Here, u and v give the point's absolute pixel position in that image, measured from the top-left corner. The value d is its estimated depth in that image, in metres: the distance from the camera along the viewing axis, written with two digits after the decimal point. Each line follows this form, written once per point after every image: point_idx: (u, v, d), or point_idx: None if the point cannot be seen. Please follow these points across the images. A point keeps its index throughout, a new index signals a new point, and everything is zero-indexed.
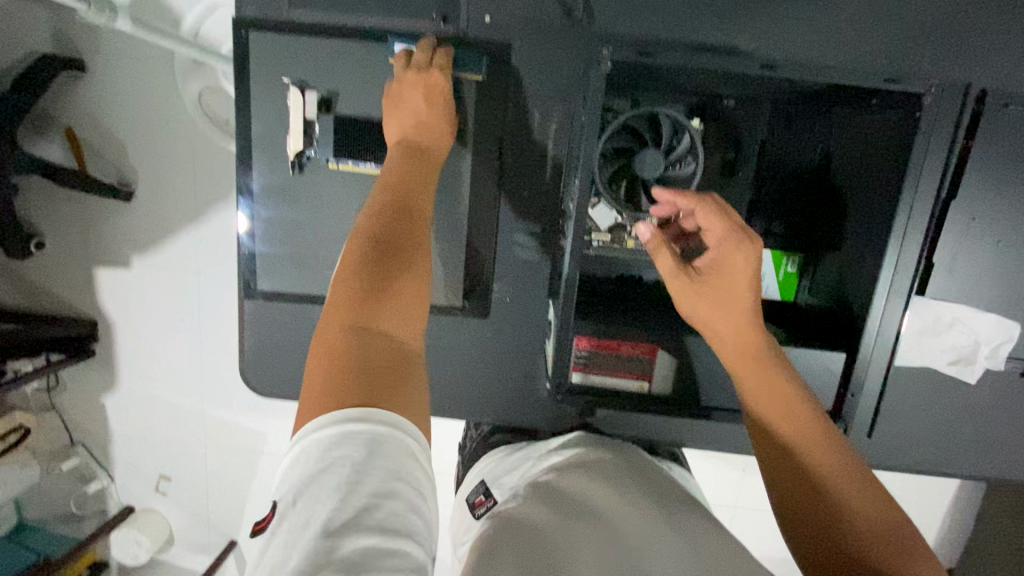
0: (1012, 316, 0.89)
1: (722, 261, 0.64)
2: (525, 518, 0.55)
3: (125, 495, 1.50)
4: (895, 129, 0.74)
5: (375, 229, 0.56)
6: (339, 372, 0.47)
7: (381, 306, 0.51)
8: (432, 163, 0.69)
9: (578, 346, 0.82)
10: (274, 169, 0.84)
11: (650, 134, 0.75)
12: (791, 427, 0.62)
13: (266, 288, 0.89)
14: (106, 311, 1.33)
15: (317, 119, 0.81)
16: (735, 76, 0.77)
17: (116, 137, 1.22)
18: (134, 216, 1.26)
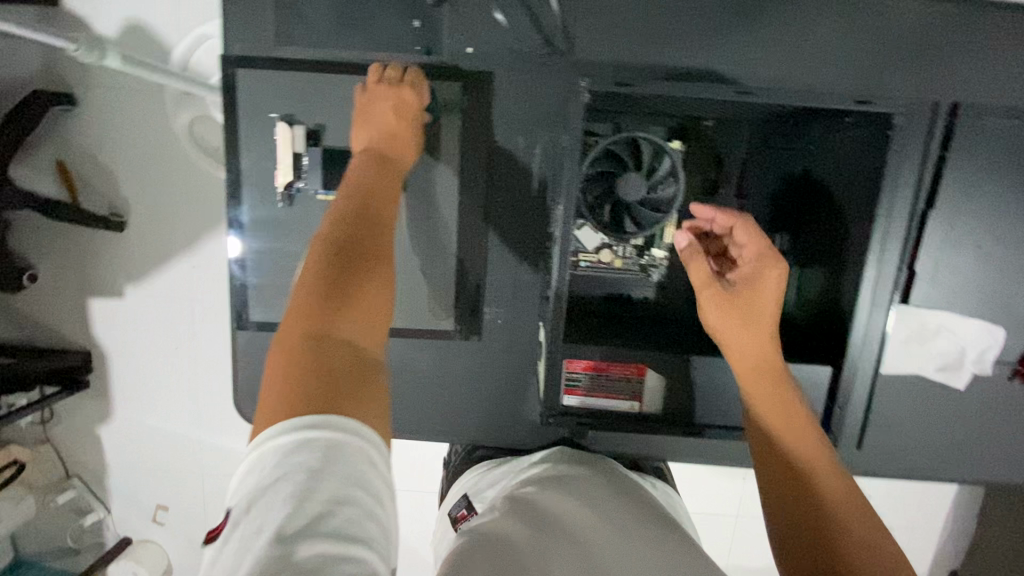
0: (996, 321, 0.90)
1: (757, 277, 0.68)
2: (502, 534, 0.56)
3: (123, 527, 1.48)
4: (869, 146, 0.76)
5: (333, 241, 0.57)
6: (296, 378, 0.46)
7: (333, 308, 0.51)
8: (395, 172, 0.71)
9: (571, 369, 0.82)
10: (264, 201, 0.85)
11: (631, 159, 0.76)
12: (798, 440, 0.64)
13: (258, 317, 0.89)
14: (100, 342, 1.33)
15: (305, 152, 0.82)
16: (710, 102, 0.78)
17: (107, 169, 1.23)
18: (127, 247, 1.27)
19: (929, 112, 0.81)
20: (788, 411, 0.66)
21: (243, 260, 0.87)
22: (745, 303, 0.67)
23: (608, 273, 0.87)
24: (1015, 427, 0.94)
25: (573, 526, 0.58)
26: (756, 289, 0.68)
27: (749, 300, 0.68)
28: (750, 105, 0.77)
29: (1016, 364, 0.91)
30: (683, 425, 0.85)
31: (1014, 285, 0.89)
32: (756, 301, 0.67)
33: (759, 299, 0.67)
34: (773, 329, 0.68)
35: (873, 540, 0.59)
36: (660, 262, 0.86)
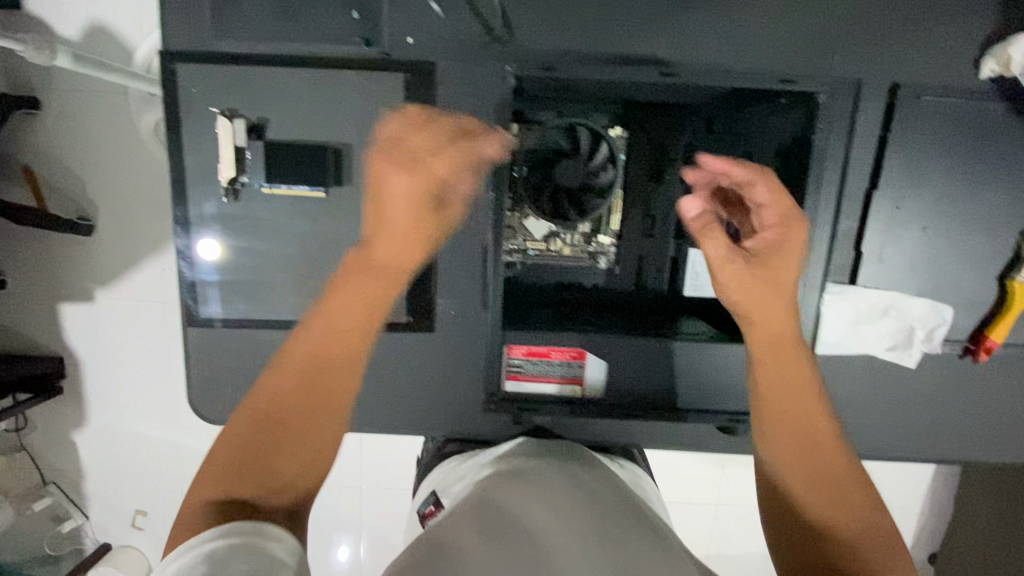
0: (944, 299, 0.91)
1: (781, 239, 0.67)
2: (452, 540, 0.55)
3: (102, 533, 1.46)
4: (800, 125, 0.84)
5: (266, 394, 0.63)
6: (222, 499, 0.58)
7: (240, 476, 0.60)
8: (387, 275, 0.68)
9: (510, 354, 0.87)
10: (210, 197, 0.85)
11: (569, 146, 0.82)
12: (813, 425, 0.65)
13: (208, 314, 0.90)
14: (72, 347, 1.31)
15: (247, 145, 0.82)
16: (644, 87, 0.83)
17: (72, 171, 1.22)
18: (94, 249, 1.25)
19: (852, 95, 0.82)
20: (803, 399, 0.66)
21: (189, 256, 0.87)
22: (777, 271, 0.67)
23: (556, 260, 0.89)
24: (968, 404, 0.95)
25: (525, 525, 0.57)
26: (790, 251, 0.67)
27: (779, 269, 0.67)
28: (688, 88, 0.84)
29: (967, 343, 0.92)
30: (626, 410, 0.87)
31: (961, 264, 0.89)
32: (788, 266, 0.67)
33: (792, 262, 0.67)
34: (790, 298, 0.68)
35: (874, 532, 0.62)
36: (608, 249, 0.89)
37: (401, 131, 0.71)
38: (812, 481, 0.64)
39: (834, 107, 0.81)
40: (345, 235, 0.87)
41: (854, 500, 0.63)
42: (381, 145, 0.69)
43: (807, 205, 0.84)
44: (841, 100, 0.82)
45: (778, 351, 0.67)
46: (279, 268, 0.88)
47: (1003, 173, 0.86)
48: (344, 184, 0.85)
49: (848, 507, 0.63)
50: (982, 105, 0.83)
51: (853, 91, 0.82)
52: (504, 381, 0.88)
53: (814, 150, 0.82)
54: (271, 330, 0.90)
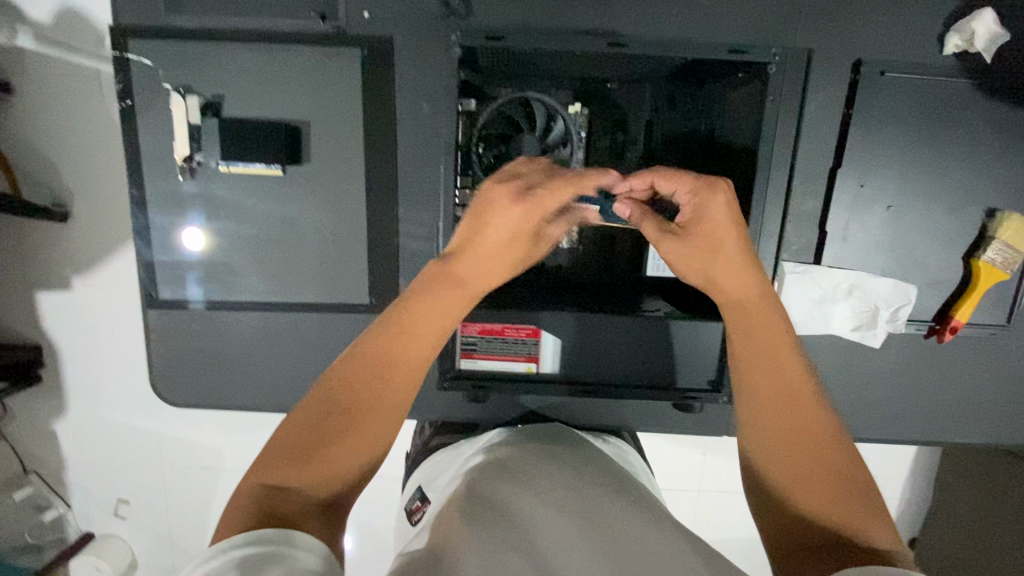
0: (910, 278, 0.90)
1: (701, 210, 0.65)
2: (447, 545, 0.52)
3: (84, 521, 1.35)
4: (755, 97, 0.82)
5: (341, 374, 0.57)
6: (275, 488, 0.52)
7: (305, 458, 0.54)
8: (459, 299, 0.62)
9: (463, 332, 0.86)
10: (165, 177, 0.85)
11: (525, 121, 0.83)
12: (784, 392, 0.59)
13: (165, 296, 0.89)
14: (54, 336, 1.21)
15: (201, 123, 0.81)
16: (598, 63, 0.84)
17: (39, 151, 1.12)
18: (69, 237, 1.16)
19: (802, 63, 0.81)
20: (773, 362, 0.60)
21: (146, 236, 0.86)
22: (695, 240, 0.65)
23: None
24: (934, 383, 0.95)
25: (517, 510, 0.55)
26: (713, 219, 0.64)
27: (696, 236, 0.65)
28: (644, 59, 0.82)
29: (933, 323, 0.91)
30: (581, 386, 0.88)
31: (927, 243, 0.88)
32: (713, 233, 0.64)
33: (715, 229, 0.64)
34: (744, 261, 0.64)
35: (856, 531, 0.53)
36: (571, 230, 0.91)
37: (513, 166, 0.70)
38: (778, 464, 0.58)
39: (786, 80, 0.81)
40: (305, 215, 0.86)
41: (836, 494, 0.55)
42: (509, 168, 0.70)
43: (756, 182, 0.82)
44: (791, 73, 0.81)
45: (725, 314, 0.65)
46: (236, 247, 0.87)
47: (966, 151, 0.85)
48: (304, 164, 0.84)
49: (824, 500, 0.55)
50: (947, 82, 0.83)
51: (804, 60, 0.82)
52: (459, 358, 0.88)
53: (764, 130, 0.81)
54: (235, 312, 0.90)
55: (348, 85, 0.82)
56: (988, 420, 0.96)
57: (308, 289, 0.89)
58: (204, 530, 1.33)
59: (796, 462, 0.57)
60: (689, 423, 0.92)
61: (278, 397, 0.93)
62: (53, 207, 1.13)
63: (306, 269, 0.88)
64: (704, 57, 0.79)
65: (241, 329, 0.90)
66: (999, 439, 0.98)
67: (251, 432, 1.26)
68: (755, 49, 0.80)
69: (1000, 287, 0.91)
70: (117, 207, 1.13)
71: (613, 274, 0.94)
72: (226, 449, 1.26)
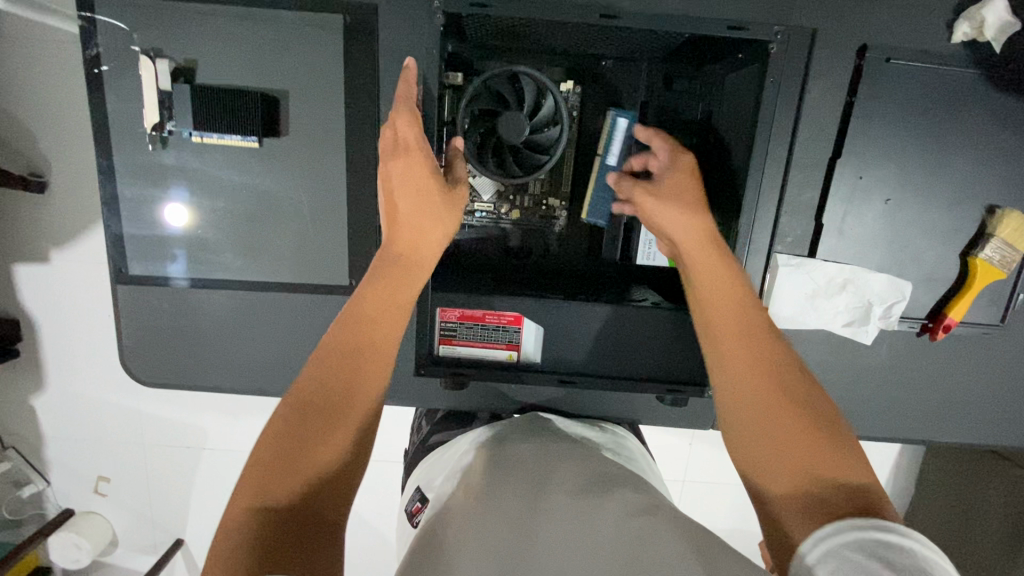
0: (905, 274, 0.87)
1: (674, 169, 0.74)
2: (444, 534, 0.55)
3: (63, 498, 1.31)
4: (753, 79, 0.80)
5: (309, 377, 0.57)
6: (256, 526, 0.49)
7: (280, 484, 0.51)
8: (406, 271, 0.66)
9: (442, 318, 0.83)
10: (135, 147, 0.81)
11: (513, 98, 0.78)
12: (747, 335, 0.64)
13: (136, 272, 0.85)
14: (28, 310, 1.15)
15: (172, 90, 0.77)
16: (590, 41, 0.82)
17: (15, 118, 1.05)
18: (39, 206, 1.09)
19: (807, 44, 0.78)
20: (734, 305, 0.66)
21: (115, 208, 0.83)
22: (670, 190, 0.73)
23: (506, 223, 0.89)
24: (925, 381, 0.93)
25: (508, 498, 0.58)
26: (682, 173, 0.74)
27: (671, 185, 0.73)
28: (641, 33, 0.78)
29: (926, 321, 0.89)
30: (564, 375, 0.86)
31: (924, 239, 0.86)
32: (684, 185, 0.73)
33: (687, 182, 0.73)
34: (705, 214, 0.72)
35: (834, 481, 0.54)
36: (559, 213, 0.89)
37: (409, 90, 0.73)
38: (752, 418, 0.59)
39: (789, 61, 0.78)
40: (284, 190, 0.83)
41: (811, 446, 0.56)
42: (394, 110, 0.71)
43: (753, 170, 0.81)
44: (794, 51, 0.78)
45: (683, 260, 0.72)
46: (210, 222, 0.84)
47: (970, 144, 0.82)
48: (281, 136, 0.80)
49: (799, 453, 0.56)
50: (953, 71, 0.80)
51: (809, 40, 0.78)
52: (438, 344, 0.86)
53: (760, 112, 0.78)
54: (209, 290, 0.86)
55: (328, 55, 0.77)
56: (977, 419, 0.95)
57: (285, 268, 0.86)
58: (186, 510, 1.30)
59: (766, 413, 0.59)
60: (675, 417, 0.90)
61: (253, 378, 0.90)
62: (27, 176, 1.06)
63: (283, 247, 0.85)
64: (702, 32, 0.76)
65: (215, 308, 0.87)
66: (986, 440, 0.96)
67: (232, 413, 1.23)
68: (757, 27, 0.77)
69: (996, 287, 0.89)
70: (92, 176, 1.08)
71: (600, 262, 0.91)
72: (209, 426, 1.23)
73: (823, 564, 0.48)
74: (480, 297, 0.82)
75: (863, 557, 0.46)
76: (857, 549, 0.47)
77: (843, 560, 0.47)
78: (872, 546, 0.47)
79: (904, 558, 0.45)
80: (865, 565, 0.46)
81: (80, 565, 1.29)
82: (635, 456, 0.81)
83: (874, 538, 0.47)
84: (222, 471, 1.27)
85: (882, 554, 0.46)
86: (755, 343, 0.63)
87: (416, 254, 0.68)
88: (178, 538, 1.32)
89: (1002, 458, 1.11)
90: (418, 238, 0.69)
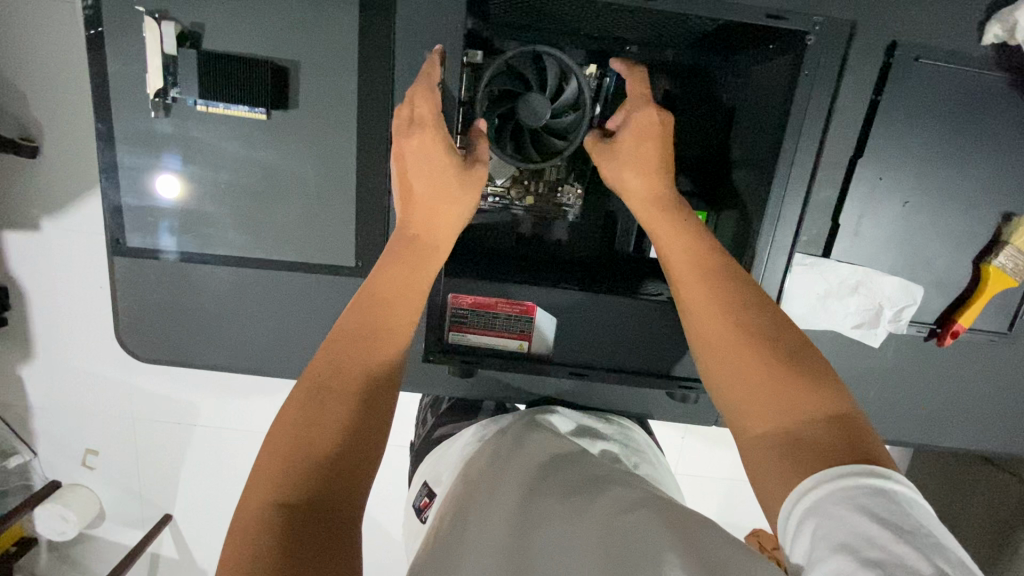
0: (918, 278, 0.86)
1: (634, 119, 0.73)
2: (452, 539, 0.58)
3: (50, 470, 1.28)
4: (784, 72, 0.78)
5: (325, 364, 0.56)
6: (273, 507, 0.49)
7: (295, 469, 0.50)
8: (423, 257, 0.65)
9: (453, 305, 0.82)
10: (136, 112, 0.77)
11: (535, 79, 0.75)
12: (715, 286, 0.64)
13: (133, 244, 0.83)
14: (18, 278, 1.11)
15: (177, 54, 0.74)
16: (619, 25, 0.79)
17: (9, 78, 1.00)
18: (31, 171, 1.05)
19: (842, 37, 0.76)
20: (700, 259, 0.66)
21: (115, 176, 0.80)
22: (628, 154, 0.72)
23: (519, 210, 0.87)
24: (927, 385, 0.93)
25: (509, 498, 0.61)
26: (639, 131, 0.72)
27: (628, 147, 0.72)
28: (674, 16, 0.76)
29: (934, 326, 0.89)
30: (572, 368, 0.85)
31: (939, 243, 0.85)
32: (642, 145, 0.72)
33: (644, 140, 0.72)
34: (666, 171, 0.73)
35: (808, 419, 0.53)
36: (573, 201, 0.86)
37: (434, 71, 0.71)
38: (723, 374, 0.60)
39: (820, 53, 0.76)
40: (290, 165, 0.80)
41: (781, 390, 0.55)
42: (413, 86, 0.69)
43: (779, 167, 0.79)
44: (827, 44, 0.76)
45: (645, 226, 0.72)
46: (211, 196, 0.81)
47: (993, 149, 0.81)
48: (290, 110, 0.77)
49: (770, 398, 0.56)
50: (980, 74, 0.78)
51: (844, 35, 0.76)
52: (448, 332, 0.84)
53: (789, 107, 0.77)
54: (209, 265, 0.83)
55: (343, 26, 0.74)
56: (975, 425, 0.96)
57: (287, 246, 0.83)
58: (176, 485, 1.29)
59: (732, 368, 0.59)
60: (678, 412, 0.89)
61: (253, 357, 0.88)
62: (19, 140, 1.01)
63: (286, 224, 0.82)
64: (738, 18, 0.74)
65: (214, 284, 0.85)
66: (982, 447, 0.97)
67: (228, 391, 1.21)
68: (793, 17, 0.75)
69: (1006, 295, 0.88)
70: (88, 144, 1.04)
71: (612, 254, 0.90)
72: (202, 404, 1.21)
73: (809, 523, 0.47)
74: (490, 284, 0.81)
75: (850, 513, 0.45)
76: (842, 503, 0.46)
77: (829, 517, 0.46)
78: (857, 499, 0.46)
79: (889, 507, 0.44)
80: (853, 524, 0.44)
81: (65, 537, 1.28)
82: (639, 447, 0.82)
83: (858, 491, 0.46)
84: (215, 449, 1.25)
85: (867, 507, 0.45)
86: (723, 291, 0.63)
87: (432, 236, 0.67)
88: (166, 513, 1.31)
89: (991, 463, 1.12)
90: (435, 221, 0.67)
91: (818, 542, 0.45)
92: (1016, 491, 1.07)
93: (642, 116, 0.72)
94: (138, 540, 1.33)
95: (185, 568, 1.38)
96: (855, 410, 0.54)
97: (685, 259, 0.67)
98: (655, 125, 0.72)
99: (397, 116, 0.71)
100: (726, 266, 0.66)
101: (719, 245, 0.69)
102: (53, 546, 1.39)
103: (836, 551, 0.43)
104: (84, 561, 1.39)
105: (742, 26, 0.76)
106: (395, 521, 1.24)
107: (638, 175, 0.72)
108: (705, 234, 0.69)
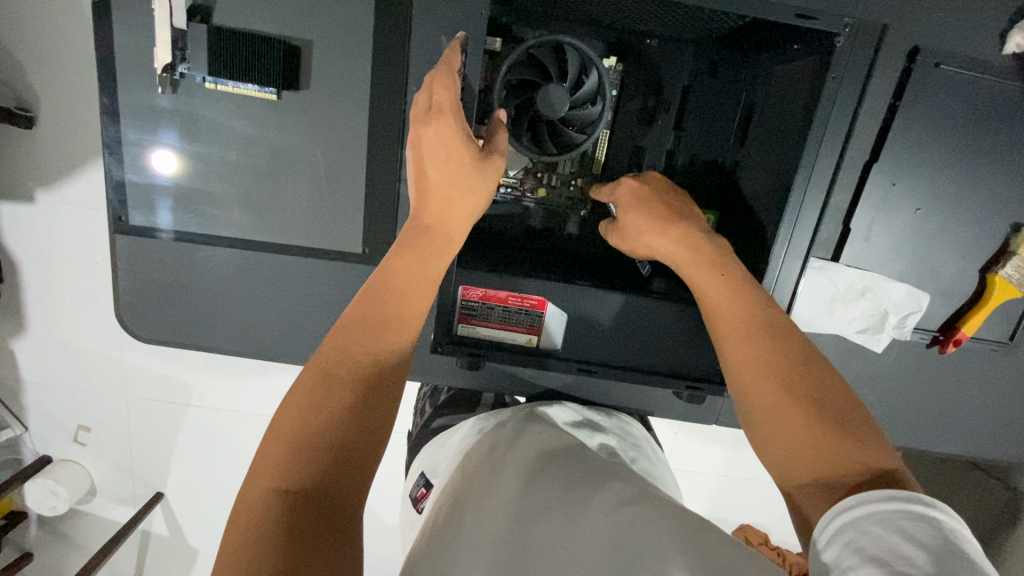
0: (924, 285, 0.86)
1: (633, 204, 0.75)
2: (448, 529, 0.58)
3: (42, 445, 1.27)
4: (810, 73, 0.77)
5: (332, 349, 0.56)
6: (275, 494, 0.48)
7: (300, 456, 0.50)
8: (435, 244, 0.64)
9: (462, 297, 0.81)
10: (141, 86, 0.75)
11: (556, 69, 0.75)
12: (758, 348, 0.62)
13: (136, 222, 0.81)
14: (14, 251, 1.09)
15: (186, 28, 0.72)
16: (643, 18, 0.78)
17: (8, 45, 0.97)
18: (29, 142, 1.03)
19: (868, 40, 0.75)
20: (745, 319, 0.64)
21: (117, 152, 0.78)
22: (635, 223, 0.74)
23: (530, 202, 0.88)
24: (927, 391, 0.94)
25: (504, 492, 0.61)
26: (633, 201, 0.75)
27: (632, 218, 0.74)
28: (702, 12, 0.75)
29: (936, 334, 0.89)
30: (577, 363, 0.85)
31: (948, 252, 0.85)
32: (644, 210, 0.73)
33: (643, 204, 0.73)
34: (697, 227, 0.71)
35: (858, 474, 0.52)
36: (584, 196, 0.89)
37: (455, 57, 0.69)
38: (774, 438, 0.58)
39: (847, 57, 0.75)
40: (299, 148, 0.78)
41: (828, 443, 0.54)
42: (433, 72, 0.68)
43: (800, 170, 0.78)
44: (853, 46, 0.75)
45: (689, 281, 0.71)
46: (217, 176, 0.79)
47: (1008, 159, 0.81)
48: (299, 92, 0.76)
49: (823, 457, 0.54)
50: (999, 83, 0.78)
51: (870, 37, 0.75)
52: (456, 324, 0.83)
53: (815, 112, 0.76)
54: (213, 247, 0.82)
55: (358, 8, 0.73)
56: (971, 433, 0.96)
57: (291, 230, 0.82)
58: (169, 464, 1.28)
59: (782, 427, 0.57)
60: (679, 410, 0.89)
61: (252, 339, 0.87)
62: (14, 109, 0.99)
63: (292, 208, 0.81)
64: (769, 17, 0.73)
65: (216, 266, 0.83)
66: (975, 453, 0.98)
67: (226, 372, 1.20)
68: (822, 17, 0.74)
69: (1009, 306, 0.89)
70: (89, 116, 1.02)
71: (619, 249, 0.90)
72: (199, 384, 1.20)
73: (843, 536, 0.47)
74: (499, 277, 0.81)
75: (887, 533, 0.45)
76: (881, 523, 0.46)
77: (865, 534, 0.46)
78: (896, 521, 0.45)
79: (930, 533, 0.43)
80: (888, 542, 0.44)
81: (56, 512, 1.27)
82: (638, 444, 0.82)
83: (900, 513, 0.45)
84: (210, 429, 1.24)
85: (906, 530, 0.44)
86: (769, 354, 0.61)
87: (446, 224, 0.66)
88: (158, 492, 1.30)
89: (980, 468, 1.14)
90: (446, 210, 0.66)
91: (849, 553, 0.45)
92: (1003, 496, 1.09)
93: (625, 187, 0.76)
94: (129, 517, 1.33)
95: (175, 546, 1.38)
96: (897, 462, 0.53)
97: (728, 317, 0.66)
98: (646, 192, 0.75)
99: (415, 101, 0.70)
100: (767, 313, 0.64)
101: (766, 298, 0.66)
102: (41, 521, 1.38)
103: (865, 562, 0.43)
104: (74, 536, 1.38)
105: (770, 24, 0.75)
106: (388, 507, 1.24)
107: (656, 233, 0.72)
108: (751, 287, 0.67)
